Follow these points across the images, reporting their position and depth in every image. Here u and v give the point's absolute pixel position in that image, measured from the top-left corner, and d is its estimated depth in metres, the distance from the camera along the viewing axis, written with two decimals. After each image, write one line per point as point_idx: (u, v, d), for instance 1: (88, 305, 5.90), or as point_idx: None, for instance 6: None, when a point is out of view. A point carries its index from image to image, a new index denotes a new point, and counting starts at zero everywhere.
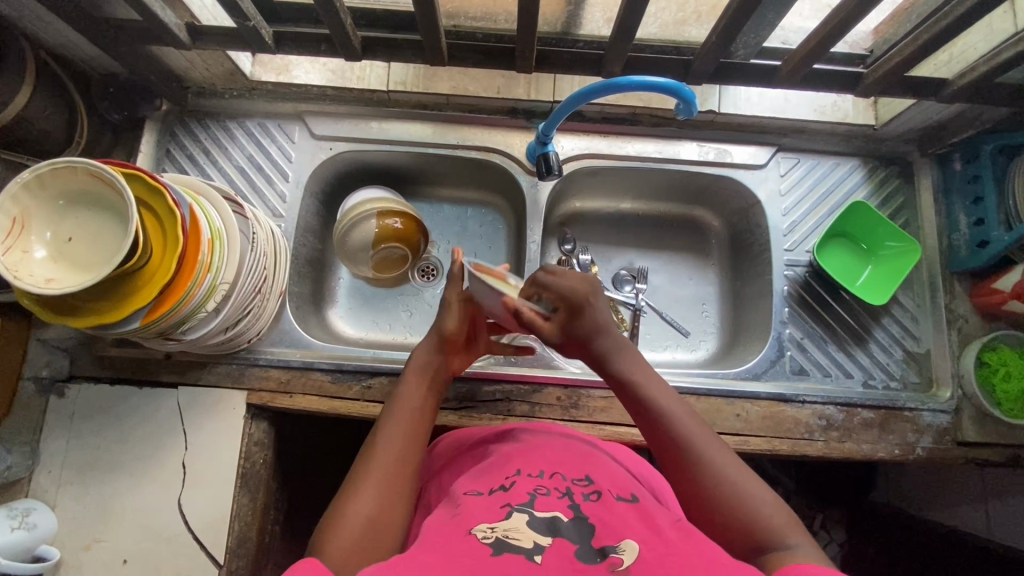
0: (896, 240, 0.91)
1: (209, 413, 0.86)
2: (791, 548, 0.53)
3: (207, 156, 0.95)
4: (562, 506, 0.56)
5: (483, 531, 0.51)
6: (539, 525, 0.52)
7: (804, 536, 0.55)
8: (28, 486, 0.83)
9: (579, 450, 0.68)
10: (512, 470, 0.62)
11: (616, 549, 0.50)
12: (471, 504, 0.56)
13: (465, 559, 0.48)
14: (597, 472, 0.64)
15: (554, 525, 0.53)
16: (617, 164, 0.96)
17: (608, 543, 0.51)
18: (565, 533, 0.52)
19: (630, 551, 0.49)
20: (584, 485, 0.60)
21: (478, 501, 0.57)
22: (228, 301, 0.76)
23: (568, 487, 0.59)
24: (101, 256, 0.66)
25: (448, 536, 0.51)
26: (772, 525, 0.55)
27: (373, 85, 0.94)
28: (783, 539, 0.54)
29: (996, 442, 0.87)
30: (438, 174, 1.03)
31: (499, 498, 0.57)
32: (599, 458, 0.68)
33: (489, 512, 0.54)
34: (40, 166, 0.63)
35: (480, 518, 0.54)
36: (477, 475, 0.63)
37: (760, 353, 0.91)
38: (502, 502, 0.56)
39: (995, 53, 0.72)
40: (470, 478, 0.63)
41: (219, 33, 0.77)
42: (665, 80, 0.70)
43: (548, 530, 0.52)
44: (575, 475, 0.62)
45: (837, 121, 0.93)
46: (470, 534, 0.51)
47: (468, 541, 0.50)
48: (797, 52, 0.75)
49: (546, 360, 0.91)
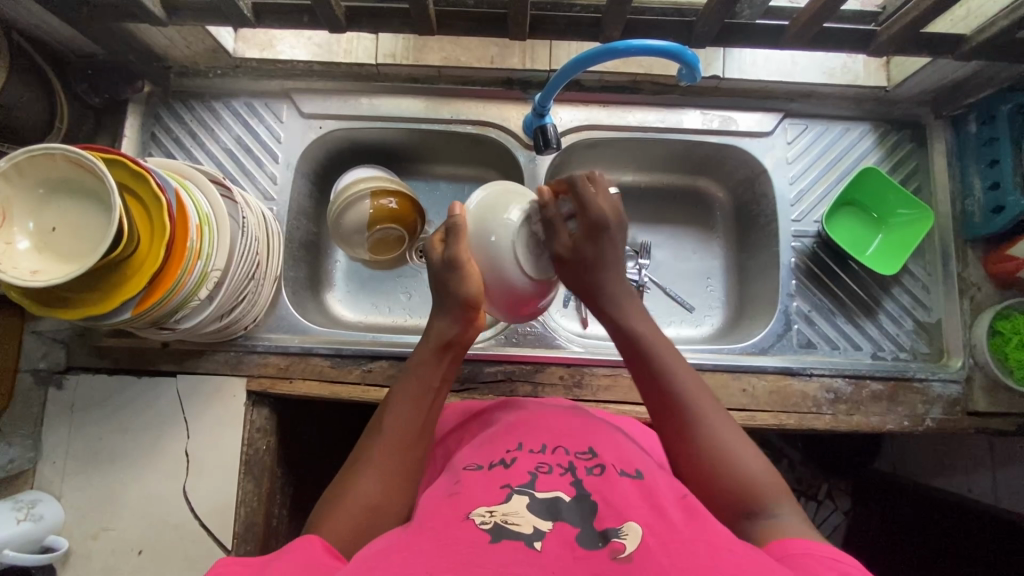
0: (909, 208, 0.88)
1: (209, 401, 0.85)
2: (776, 518, 0.54)
3: (194, 139, 0.92)
4: (563, 484, 0.55)
5: (480, 516, 0.50)
6: (539, 509, 0.51)
7: (791, 507, 0.55)
8: (34, 478, 0.83)
9: (584, 421, 0.67)
10: (512, 444, 0.62)
11: (618, 534, 0.48)
12: (470, 484, 0.56)
13: (462, 546, 0.46)
14: (601, 445, 0.62)
15: (554, 507, 0.51)
16: (616, 135, 0.92)
17: (610, 525, 0.50)
18: (565, 515, 0.51)
19: (633, 536, 0.48)
20: (587, 459, 0.59)
21: (478, 480, 0.56)
22: (220, 288, 0.75)
23: (569, 462, 0.58)
24: (86, 246, 0.64)
25: (445, 519, 0.50)
26: (764, 492, 0.56)
27: (361, 59, 0.90)
28: (770, 506, 0.55)
29: (1008, 412, 0.85)
30: (433, 151, 1.00)
31: (499, 478, 0.56)
32: (605, 428, 0.66)
33: (488, 495, 0.53)
34: (17, 154, 0.61)
35: (478, 501, 0.53)
36: (477, 449, 0.63)
37: (766, 327, 0.89)
38: (500, 483, 0.55)
39: (1016, 5, 0.67)
40: (470, 452, 0.63)
41: (195, 7, 0.73)
42: (666, 43, 0.65)
43: (548, 513, 0.51)
44: (578, 448, 0.60)
45: (847, 84, 0.89)
46: (467, 519, 0.50)
47: (466, 527, 0.49)
48: (806, 11, 0.70)
49: (547, 340, 0.89)
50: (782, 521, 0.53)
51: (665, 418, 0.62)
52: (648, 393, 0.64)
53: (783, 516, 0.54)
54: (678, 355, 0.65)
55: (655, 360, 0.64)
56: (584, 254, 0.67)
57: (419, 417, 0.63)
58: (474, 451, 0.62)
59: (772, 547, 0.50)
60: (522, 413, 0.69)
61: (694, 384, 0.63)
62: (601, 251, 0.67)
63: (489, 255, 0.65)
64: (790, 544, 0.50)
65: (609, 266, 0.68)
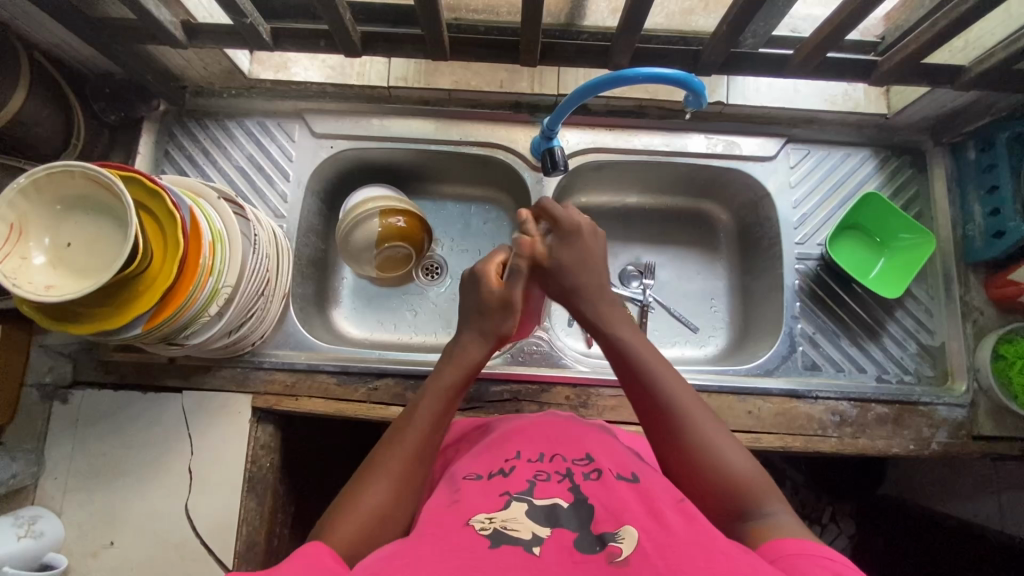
0: (910, 232, 0.89)
1: (215, 418, 0.85)
2: (768, 516, 0.53)
3: (207, 157, 0.93)
4: (561, 491, 0.55)
5: (481, 522, 0.51)
6: (538, 516, 0.52)
7: (785, 507, 0.54)
8: (35, 494, 0.83)
9: (579, 428, 0.67)
10: (511, 452, 0.62)
11: (615, 539, 0.48)
12: (469, 492, 0.56)
13: (463, 551, 0.47)
14: (598, 452, 0.62)
15: (553, 514, 0.52)
16: (622, 158, 0.94)
17: (607, 528, 0.50)
18: (564, 521, 0.51)
19: (629, 540, 0.48)
20: (584, 465, 0.59)
21: (477, 488, 0.57)
22: (231, 304, 0.75)
23: (568, 469, 0.59)
24: (100, 261, 0.65)
25: (445, 526, 0.51)
26: (754, 492, 0.55)
27: (373, 81, 0.92)
28: (760, 506, 0.54)
29: (1012, 436, 0.85)
30: (441, 172, 1.01)
31: (499, 486, 0.57)
32: (602, 434, 0.67)
33: (488, 502, 0.54)
34: (37, 171, 0.62)
35: (478, 507, 0.54)
36: (476, 457, 0.64)
37: (771, 348, 0.90)
38: (499, 491, 0.56)
39: (1013, 38, 0.69)
40: (469, 459, 0.64)
41: (215, 31, 0.75)
42: (674, 71, 0.67)
43: (547, 520, 0.51)
44: (576, 455, 0.61)
45: (848, 111, 0.91)
46: (467, 525, 0.50)
47: (465, 532, 0.50)
48: (808, 42, 0.72)
49: (554, 360, 0.89)
50: (775, 519, 0.53)
51: (649, 418, 0.62)
52: (637, 394, 0.64)
53: (776, 514, 0.53)
54: (663, 361, 0.65)
55: (633, 357, 0.65)
56: (567, 277, 0.71)
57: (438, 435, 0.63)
58: (473, 460, 0.63)
59: (766, 548, 0.49)
60: (520, 421, 0.70)
61: (681, 387, 0.63)
62: (579, 273, 0.71)
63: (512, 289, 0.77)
64: (784, 544, 0.49)
65: (592, 269, 0.71)
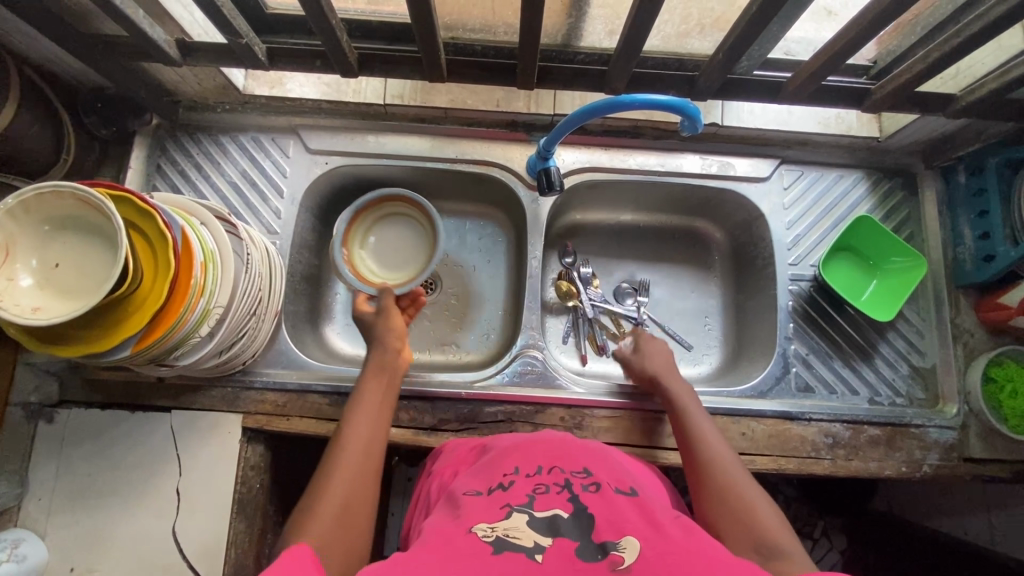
0: (903, 256, 0.90)
1: (204, 438, 0.84)
2: (785, 552, 0.57)
3: (200, 172, 0.93)
4: (560, 501, 0.56)
5: (484, 530, 0.52)
6: (539, 525, 0.53)
7: (800, 547, 0.58)
8: (19, 515, 0.81)
9: (577, 444, 0.68)
10: (509, 466, 0.63)
11: (616, 548, 0.50)
12: (470, 504, 0.57)
13: (470, 559, 0.48)
14: (595, 465, 0.64)
15: (553, 524, 0.53)
16: (617, 177, 0.94)
17: (608, 538, 0.51)
18: (564, 531, 0.52)
19: (631, 550, 0.49)
20: (583, 477, 0.61)
21: (477, 501, 0.58)
22: (222, 325, 0.74)
23: (566, 480, 0.60)
24: (87, 282, 0.63)
25: (450, 535, 0.52)
26: (775, 533, 0.59)
27: (369, 99, 0.92)
28: (780, 544, 0.58)
29: (1003, 458, 0.86)
30: (436, 188, 1.01)
31: (498, 498, 0.57)
32: (600, 451, 0.68)
33: (489, 512, 0.55)
34: (25, 192, 0.61)
35: (480, 517, 0.55)
36: (475, 474, 0.64)
37: (765, 370, 0.90)
38: (501, 503, 0.57)
39: (1005, 69, 0.69)
40: (470, 476, 0.64)
41: (209, 50, 0.74)
42: (669, 98, 0.67)
43: (548, 529, 0.53)
44: (574, 468, 0.62)
45: (841, 133, 0.92)
46: (472, 532, 0.52)
47: (469, 539, 0.51)
48: (803, 70, 0.72)
49: (548, 380, 0.88)
50: (791, 555, 0.57)
51: (692, 465, 0.70)
52: (684, 447, 0.73)
53: (793, 551, 0.57)
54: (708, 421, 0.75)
55: (683, 415, 0.76)
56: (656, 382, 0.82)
57: (376, 429, 0.72)
58: (473, 476, 0.64)
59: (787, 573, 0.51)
60: (515, 439, 0.70)
61: (721, 446, 0.71)
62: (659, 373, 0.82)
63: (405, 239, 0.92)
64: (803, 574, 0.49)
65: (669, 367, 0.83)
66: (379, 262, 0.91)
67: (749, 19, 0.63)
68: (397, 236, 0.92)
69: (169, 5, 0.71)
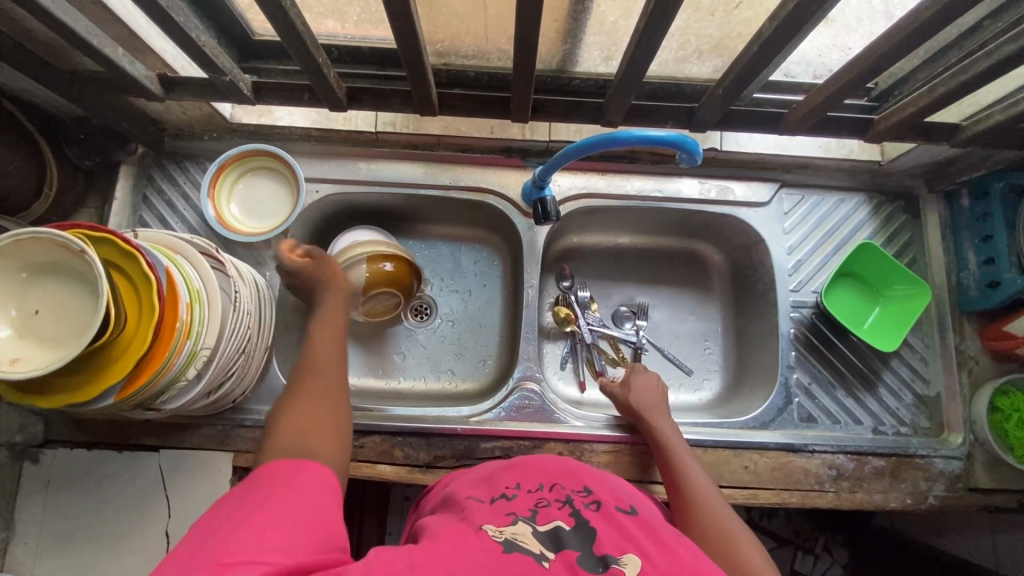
0: (905, 282, 0.88)
1: (194, 477, 0.82)
2: None
3: (187, 201, 0.90)
4: (562, 515, 0.55)
5: (494, 530, 0.52)
6: (543, 537, 0.51)
7: None
8: (5, 559, 0.79)
9: (574, 465, 0.66)
10: (511, 482, 0.62)
11: (617, 561, 0.48)
12: (476, 508, 0.56)
13: (478, 553, 0.48)
14: (595, 484, 0.62)
15: (556, 536, 0.51)
16: (615, 203, 0.92)
17: (609, 551, 0.49)
18: (567, 542, 0.50)
19: (632, 565, 0.48)
20: (584, 495, 0.59)
21: (483, 508, 0.57)
22: (210, 365, 0.72)
23: (568, 497, 0.58)
24: (67, 330, 0.61)
25: (458, 532, 0.51)
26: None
27: (361, 126, 0.90)
28: None
29: (1010, 489, 0.84)
30: (430, 213, 0.99)
31: (503, 507, 0.56)
32: (599, 471, 0.66)
33: (495, 516, 0.54)
34: (2, 239, 0.59)
35: (485, 519, 0.54)
36: (479, 484, 0.63)
37: (767, 400, 0.88)
38: (505, 511, 0.56)
39: (1012, 101, 0.67)
40: (473, 485, 0.63)
41: (193, 84, 0.72)
42: (668, 133, 0.65)
43: (552, 542, 0.50)
44: (575, 486, 0.60)
45: (843, 158, 0.90)
46: (482, 531, 0.51)
47: (481, 536, 0.51)
48: (805, 103, 0.70)
49: (546, 413, 0.86)
50: None
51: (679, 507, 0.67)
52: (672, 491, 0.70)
53: None
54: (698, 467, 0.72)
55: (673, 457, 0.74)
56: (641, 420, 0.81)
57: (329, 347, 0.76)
58: (476, 486, 0.63)
59: None
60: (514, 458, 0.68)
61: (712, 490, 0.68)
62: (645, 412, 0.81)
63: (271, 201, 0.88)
64: None
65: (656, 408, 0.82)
66: (245, 209, 0.88)
67: (750, 55, 0.61)
68: (267, 200, 0.88)
69: (151, 40, 0.69)
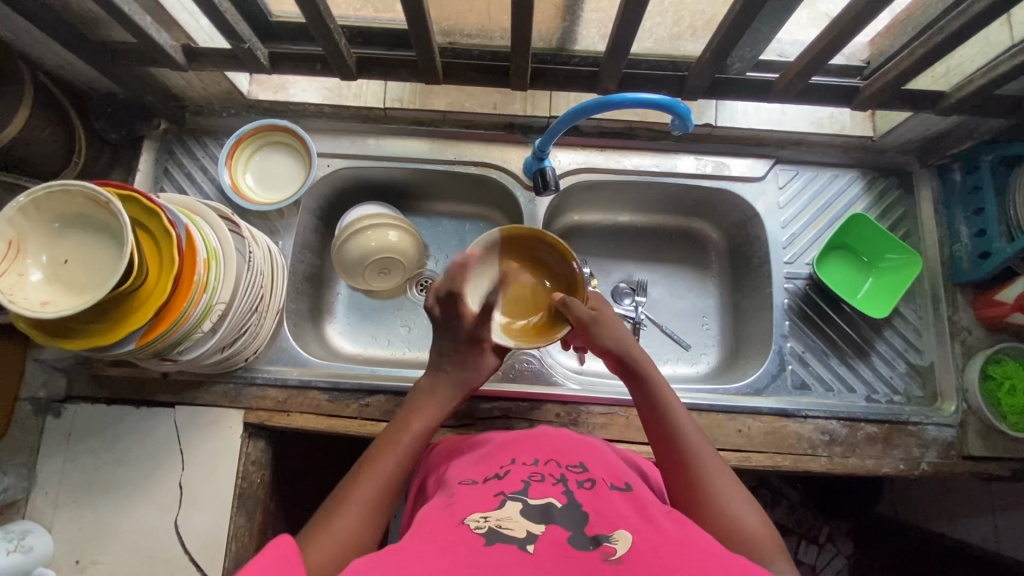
0: (898, 252, 0.90)
1: (207, 433, 0.85)
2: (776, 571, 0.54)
3: (206, 174, 0.95)
4: (554, 492, 0.57)
5: (476, 521, 0.52)
6: (533, 513, 0.53)
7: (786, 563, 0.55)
8: (27, 507, 0.83)
9: (578, 441, 0.70)
10: (506, 460, 0.64)
11: (609, 538, 0.50)
12: (466, 493, 0.58)
13: (462, 546, 0.48)
14: (592, 460, 0.65)
15: (547, 512, 0.54)
16: (614, 178, 0.96)
17: (601, 530, 0.52)
18: (557, 518, 0.53)
19: (622, 541, 0.50)
20: (579, 471, 0.62)
21: (473, 492, 0.58)
22: (224, 320, 0.76)
23: (562, 473, 0.61)
24: (95, 278, 0.65)
25: (442, 525, 0.52)
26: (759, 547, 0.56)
27: (370, 102, 0.95)
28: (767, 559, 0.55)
29: (1003, 456, 0.85)
30: (435, 190, 1.03)
31: (494, 487, 0.59)
32: (599, 449, 0.69)
33: (484, 501, 0.56)
34: (36, 190, 0.63)
35: (473, 506, 0.55)
36: (471, 467, 0.65)
37: (761, 367, 0.90)
38: (495, 491, 0.58)
39: (991, 66, 0.70)
40: (467, 466, 0.66)
41: (216, 55, 0.77)
42: (660, 97, 0.69)
43: (542, 517, 0.53)
44: (569, 462, 0.63)
45: (836, 133, 0.93)
46: (463, 524, 0.52)
47: (461, 530, 0.51)
48: (791, 69, 0.74)
49: (545, 377, 0.89)
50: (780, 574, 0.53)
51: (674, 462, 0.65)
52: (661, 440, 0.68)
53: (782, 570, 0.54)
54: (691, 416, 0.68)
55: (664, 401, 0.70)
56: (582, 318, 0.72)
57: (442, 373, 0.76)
58: (470, 468, 0.65)
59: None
60: (510, 435, 0.71)
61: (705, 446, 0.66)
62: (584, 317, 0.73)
63: (283, 173, 0.94)
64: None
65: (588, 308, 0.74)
66: (259, 180, 0.94)
67: (735, 17, 0.64)
68: (280, 171, 0.94)
69: (176, 13, 0.74)
